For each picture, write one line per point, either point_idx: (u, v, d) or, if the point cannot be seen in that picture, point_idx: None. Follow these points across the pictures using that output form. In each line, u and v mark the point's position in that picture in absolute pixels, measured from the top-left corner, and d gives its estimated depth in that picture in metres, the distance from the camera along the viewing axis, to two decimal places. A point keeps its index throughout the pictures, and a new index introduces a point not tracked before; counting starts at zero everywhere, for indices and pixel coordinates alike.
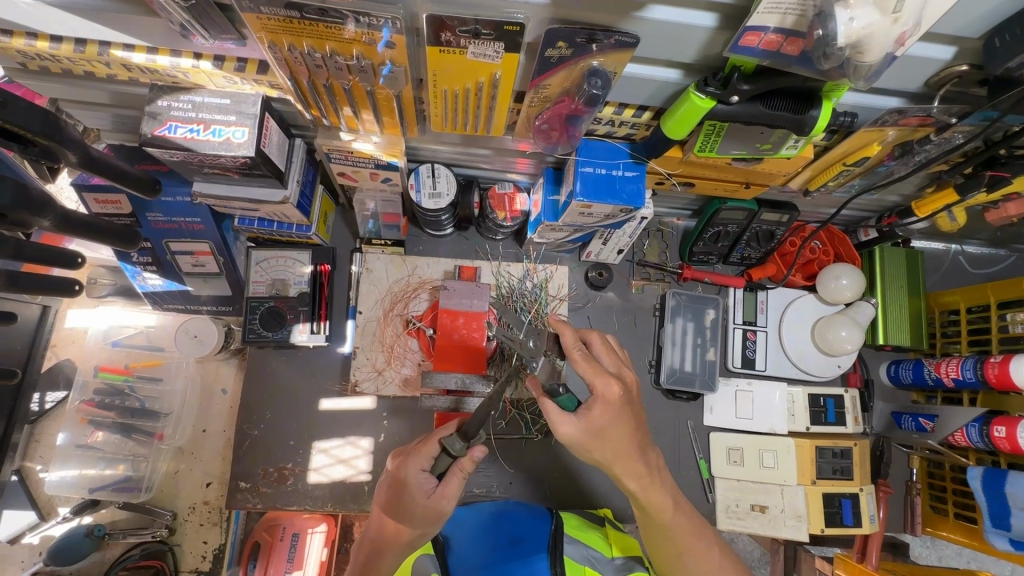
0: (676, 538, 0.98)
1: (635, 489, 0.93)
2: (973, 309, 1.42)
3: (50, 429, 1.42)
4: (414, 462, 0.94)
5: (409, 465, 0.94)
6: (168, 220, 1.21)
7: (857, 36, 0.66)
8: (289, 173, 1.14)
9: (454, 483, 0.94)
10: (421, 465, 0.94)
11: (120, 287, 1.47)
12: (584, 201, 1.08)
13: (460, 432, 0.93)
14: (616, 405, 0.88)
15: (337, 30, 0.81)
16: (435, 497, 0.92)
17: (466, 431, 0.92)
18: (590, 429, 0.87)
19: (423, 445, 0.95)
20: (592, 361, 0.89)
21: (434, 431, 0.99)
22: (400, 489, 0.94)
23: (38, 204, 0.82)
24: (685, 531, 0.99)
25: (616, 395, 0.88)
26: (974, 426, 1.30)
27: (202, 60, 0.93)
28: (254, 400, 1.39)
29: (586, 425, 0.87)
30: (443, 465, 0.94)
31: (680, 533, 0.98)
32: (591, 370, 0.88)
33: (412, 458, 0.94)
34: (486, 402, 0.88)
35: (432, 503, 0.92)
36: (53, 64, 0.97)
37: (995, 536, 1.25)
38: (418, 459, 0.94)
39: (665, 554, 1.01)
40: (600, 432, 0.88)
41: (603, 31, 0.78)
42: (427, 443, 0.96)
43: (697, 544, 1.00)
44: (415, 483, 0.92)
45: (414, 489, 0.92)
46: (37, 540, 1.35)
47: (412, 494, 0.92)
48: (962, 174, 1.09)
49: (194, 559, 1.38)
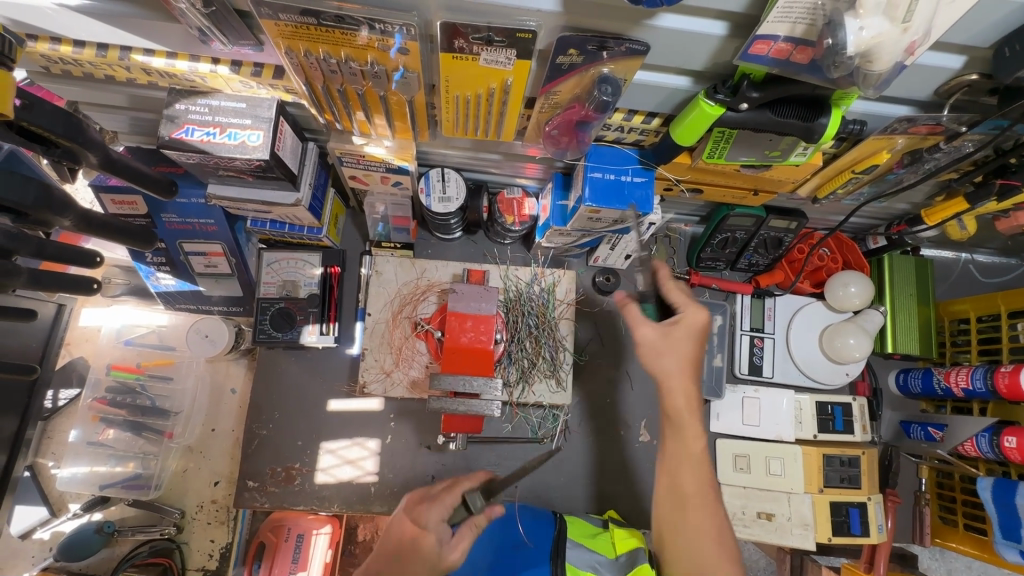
0: (690, 480, 0.94)
1: (678, 406, 0.97)
2: (983, 318, 1.41)
3: (62, 426, 1.44)
4: (434, 511, 1.00)
5: (430, 512, 0.99)
6: (183, 221, 1.23)
7: (867, 45, 0.67)
8: (302, 176, 1.16)
9: (466, 538, 0.96)
10: (441, 516, 0.99)
11: (133, 287, 1.50)
12: (593, 207, 1.09)
13: (480, 491, 1.04)
14: (684, 328, 1.00)
15: (352, 36, 0.82)
16: (448, 546, 0.93)
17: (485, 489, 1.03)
18: (667, 334, 1.00)
19: (444, 496, 1.03)
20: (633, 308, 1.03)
21: (456, 483, 1.08)
22: (410, 546, 0.92)
23: (59, 203, 0.84)
24: (694, 469, 0.95)
25: (701, 322, 1.02)
26: (985, 436, 1.28)
27: (220, 65, 0.95)
28: (263, 399, 1.41)
29: (663, 331, 1.00)
30: (459, 517, 1.01)
31: (696, 477, 0.94)
32: (636, 317, 1.03)
33: (433, 505, 1.01)
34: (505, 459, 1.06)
35: (446, 555, 0.92)
36: (75, 68, 0.99)
37: (1005, 548, 1.25)
38: (437, 508, 1.00)
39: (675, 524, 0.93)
40: (671, 343, 0.99)
41: (614, 39, 0.79)
42: (448, 494, 1.04)
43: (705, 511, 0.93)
44: (432, 530, 0.95)
45: (428, 538, 0.93)
46: (47, 536, 1.37)
47: (427, 543, 0.92)
48: (973, 183, 1.09)
49: (201, 558, 1.39)
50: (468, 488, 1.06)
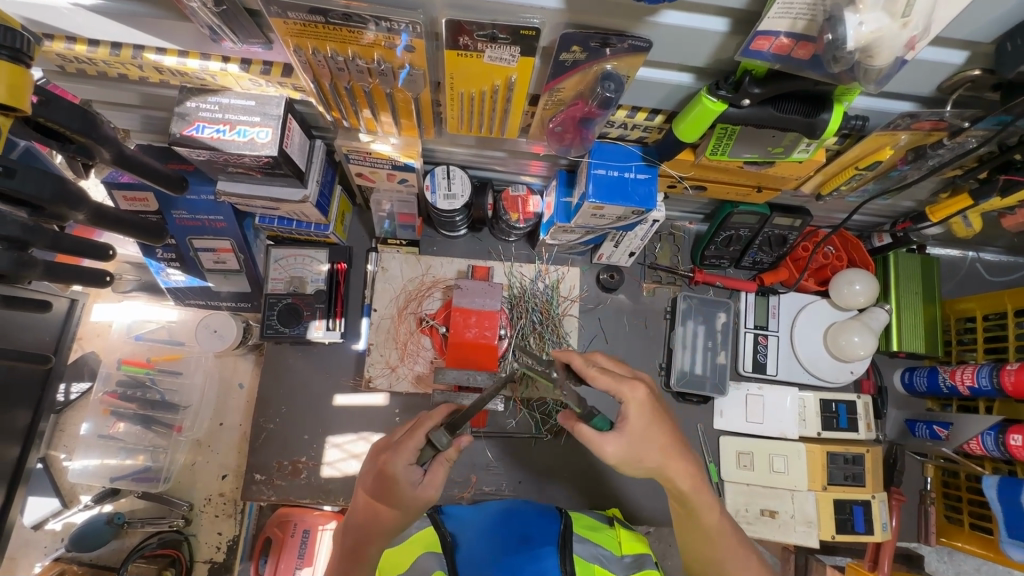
0: (722, 541, 0.98)
1: (684, 485, 0.93)
2: (989, 316, 1.40)
3: (74, 419, 1.47)
4: (400, 457, 0.94)
5: (396, 460, 0.94)
6: (193, 217, 1.25)
7: (866, 40, 0.67)
8: (309, 173, 1.17)
9: (440, 473, 0.96)
10: (408, 460, 0.94)
11: (144, 283, 1.53)
12: (596, 203, 1.10)
13: (446, 425, 0.95)
14: (643, 408, 0.89)
15: (360, 34, 0.84)
16: (423, 486, 0.94)
17: (452, 425, 0.95)
18: (631, 437, 0.88)
19: (408, 440, 0.95)
20: (583, 428, 0.89)
21: (420, 421, 0.99)
22: (389, 485, 0.93)
23: (75, 198, 0.86)
24: (728, 531, 0.99)
25: (645, 398, 0.90)
26: (990, 434, 1.27)
27: (230, 63, 0.97)
28: (270, 394, 1.42)
29: (626, 433, 0.88)
30: (428, 455, 0.96)
31: (727, 537, 0.98)
32: (591, 437, 0.87)
33: (399, 453, 0.94)
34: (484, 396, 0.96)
35: (422, 493, 0.94)
36: (89, 67, 1.01)
37: (1012, 547, 1.23)
38: (404, 454, 0.94)
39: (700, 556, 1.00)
40: (642, 442, 0.89)
41: (617, 35, 0.80)
42: (411, 438, 0.96)
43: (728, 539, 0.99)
44: (404, 477, 0.93)
45: (404, 483, 0.93)
46: (60, 526, 1.40)
47: (402, 488, 0.92)
48: (977, 180, 1.09)
49: (209, 549, 1.42)
50: (433, 424, 0.97)
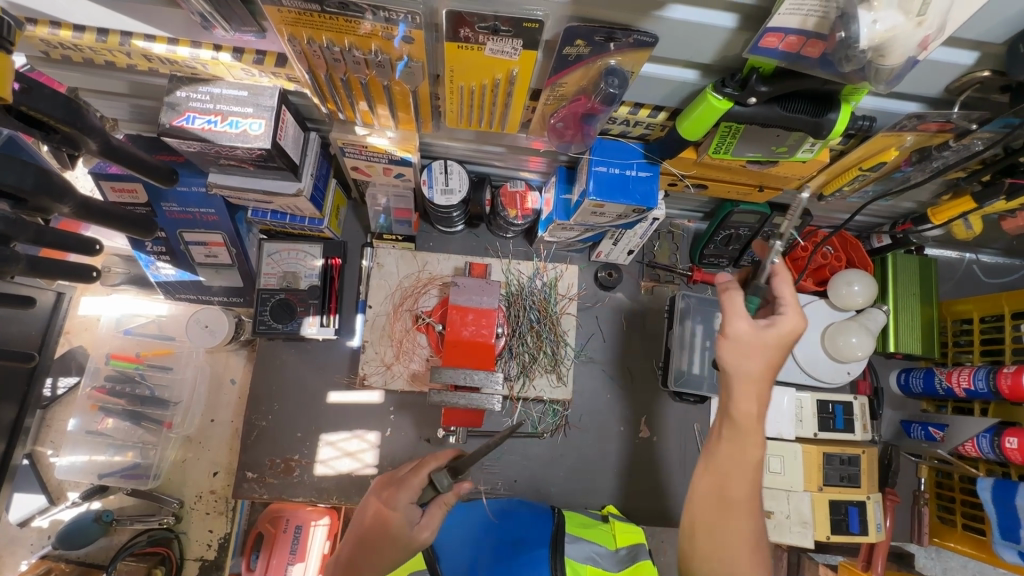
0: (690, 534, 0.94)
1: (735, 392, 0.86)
2: (986, 318, 1.40)
3: (61, 415, 1.43)
4: (402, 495, 0.94)
5: (398, 497, 0.94)
6: (183, 210, 1.22)
7: (881, 38, 0.66)
8: (304, 166, 1.15)
9: (437, 517, 0.94)
10: (410, 498, 0.94)
11: (133, 277, 1.49)
12: (597, 201, 1.08)
13: (449, 467, 0.97)
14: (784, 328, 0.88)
15: (357, 24, 0.81)
16: (419, 527, 0.92)
17: (455, 467, 0.98)
18: (757, 335, 0.87)
19: (412, 478, 0.96)
20: (736, 295, 0.88)
21: (423, 461, 1.01)
22: (387, 521, 0.91)
23: (58, 189, 0.83)
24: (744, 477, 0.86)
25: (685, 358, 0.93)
26: (985, 436, 1.27)
27: (222, 52, 0.94)
28: (262, 390, 1.40)
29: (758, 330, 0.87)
30: (428, 496, 0.97)
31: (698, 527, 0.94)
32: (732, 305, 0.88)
33: (401, 490, 0.94)
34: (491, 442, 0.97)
35: (417, 534, 0.91)
36: (75, 53, 0.98)
37: (1004, 548, 1.24)
38: (407, 491, 0.94)
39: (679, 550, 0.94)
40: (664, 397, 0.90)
41: (622, 30, 0.78)
42: (416, 475, 0.97)
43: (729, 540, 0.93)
44: (402, 515, 0.91)
45: (401, 520, 0.91)
46: (46, 524, 1.37)
47: (399, 527, 0.91)
48: (980, 182, 1.08)
49: (200, 548, 1.39)
50: (436, 465, 0.98)
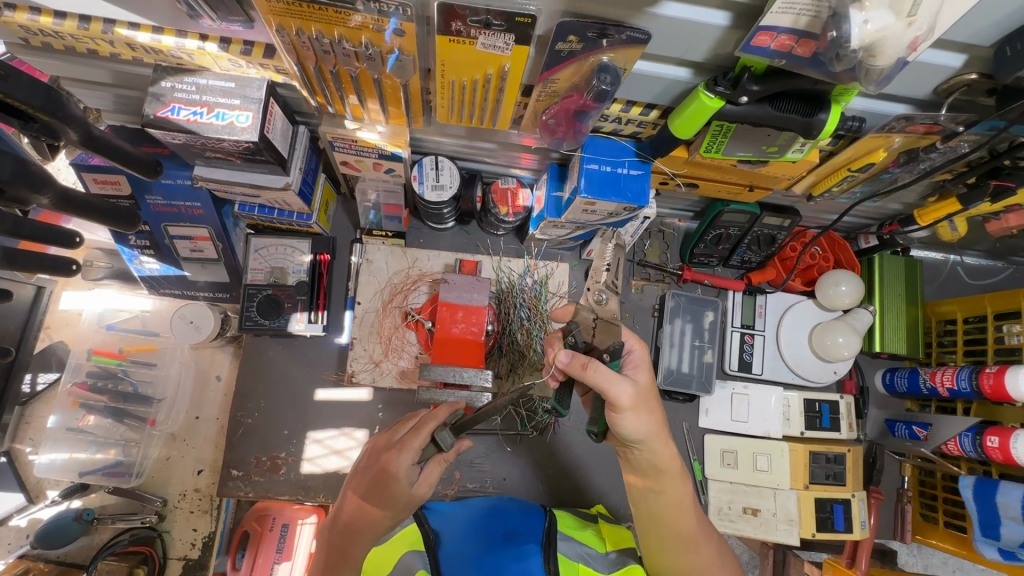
0: (681, 525, 0.97)
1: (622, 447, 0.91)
2: (969, 319, 1.42)
3: (41, 411, 1.40)
4: (403, 456, 0.91)
5: (399, 458, 0.91)
6: (167, 203, 1.19)
7: (871, 38, 0.66)
8: (292, 160, 1.13)
9: (435, 471, 0.96)
10: (412, 459, 0.91)
11: (116, 271, 1.46)
12: (588, 198, 1.07)
13: (453, 426, 0.94)
14: (642, 359, 0.97)
15: (347, 16, 0.80)
16: (419, 485, 0.93)
17: (459, 426, 0.94)
18: (639, 389, 0.89)
19: (414, 437, 0.92)
20: (599, 366, 0.86)
21: (423, 417, 0.97)
22: (387, 482, 0.91)
23: (38, 180, 0.82)
24: (689, 512, 0.97)
25: (641, 360, 0.97)
26: (968, 435, 1.30)
27: (208, 42, 0.92)
28: (248, 387, 1.38)
29: (636, 385, 0.89)
30: (428, 453, 0.95)
31: (686, 520, 0.97)
32: (604, 378, 0.85)
33: (403, 451, 0.91)
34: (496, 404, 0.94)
35: (416, 491, 0.93)
36: (56, 41, 0.95)
37: (985, 546, 1.27)
38: (409, 453, 0.91)
39: (666, 537, 0.98)
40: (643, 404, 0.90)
41: (615, 26, 0.77)
42: (416, 436, 0.93)
43: (702, 544, 0.98)
44: (404, 475, 0.90)
45: (402, 482, 0.90)
46: (24, 523, 1.34)
47: (400, 487, 0.90)
48: (966, 184, 1.09)
49: (184, 546, 1.37)
50: (438, 424, 0.94)
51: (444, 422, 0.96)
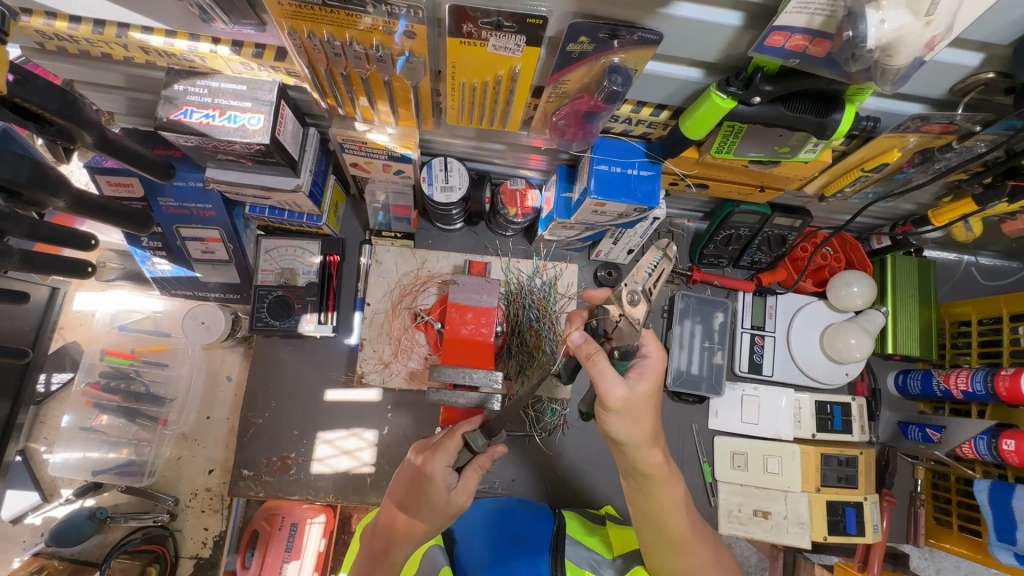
0: (678, 531, 0.98)
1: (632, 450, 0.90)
2: (984, 321, 1.40)
3: (56, 411, 1.41)
4: (440, 458, 0.92)
5: (435, 461, 0.92)
6: (180, 205, 1.20)
7: (888, 38, 0.65)
8: (302, 162, 1.13)
9: (473, 479, 0.95)
10: (446, 463, 0.92)
11: (128, 272, 1.48)
12: (598, 199, 1.07)
13: (483, 428, 0.91)
14: (652, 370, 0.91)
15: (360, 18, 0.80)
16: (456, 492, 0.92)
17: (489, 429, 0.90)
18: (634, 395, 0.88)
19: (448, 442, 0.93)
20: (601, 361, 0.86)
21: (457, 425, 0.98)
22: (423, 485, 0.92)
23: (53, 183, 0.83)
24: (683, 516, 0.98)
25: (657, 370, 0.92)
26: (983, 438, 1.28)
27: (220, 45, 0.92)
28: (259, 387, 1.39)
29: (631, 391, 0.87)
30: (464, 459, 0.93)
31: (681, 525, 0.98)
32: (601, 373, 0.86)
33: (439, 455, 0.92)
34: (516, 403, 0.87)
35: (454, 498, 0.92)
36: (71, 45, 0.96)
37: (1000, 550, 1.25)
38: (443, 457, 0.92)
39: (662, 545, 0.99)
40: (636, 412, 0.89)
41: (626, 27, 0.77)
42: (451, 440, 0.94)
43: (696, 548, 1.00)
44: (440, 480, 0.91)
45: (437, 486, 0.91)
46: (39, 521, 1.35)
47: (436, 491, 0.91)
48: (982, 184, 1.08)
49: (195, 545, 1.38)
50: (470, 428, 0.93)
51: (477, 427, 0.95)
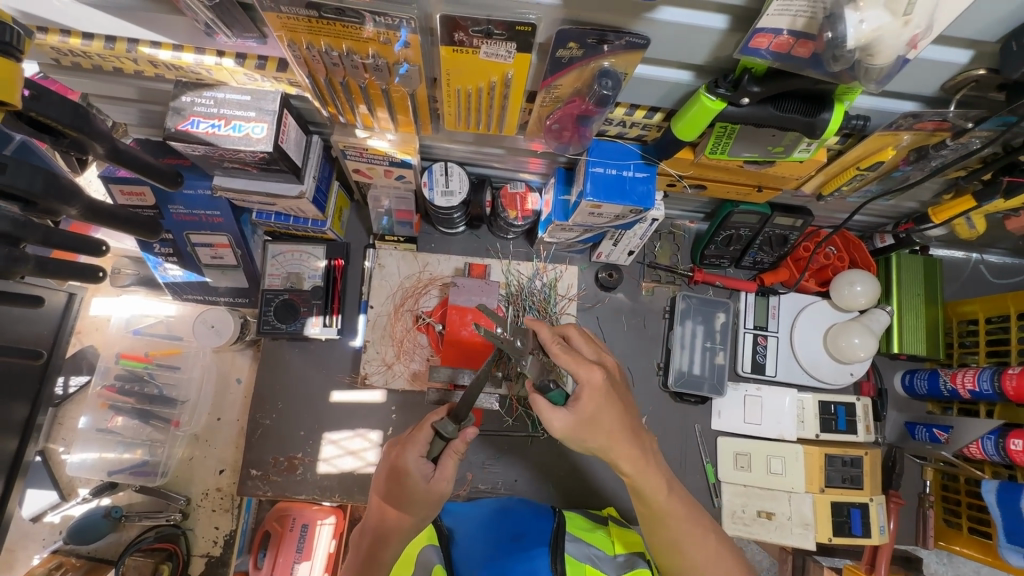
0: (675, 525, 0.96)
1: (625, 448, 0.92)
2: (992, 319, 1.39)
3: (73, 413, 1.46)
4: (412, 450, 0.95)
5: (407, 454, 0.95)
6: (189, 212, 1.25)
7: (867, 37, 0.67)
8: (306, 168, 1.17)
9: (450, 466, 0.95)
10: (419, 453, 0.95)
11: (143, 278, 1.53)
12: (594, 201, 1.08)
13: (451, 415, 0.97)
14: (585, 398, 0.89)
15: (356, 30, 0.83)
16: (435, 480, 0.93)
17: (455, 413, 0.96)
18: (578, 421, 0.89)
19: (417, 433, 0.97)
20: (537, 402, 0.91)
21: (425, 417, 1.01)
22: (401, 478, 0.94)
23: (66, 192, 0.87)
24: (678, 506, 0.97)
25: (600, 381, 0.90)
26: (990, 438, 1.26)
27: (225, 58, 0.96)
28: (266, 389, 1.42)
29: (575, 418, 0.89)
30: (438, 448, 0.96)
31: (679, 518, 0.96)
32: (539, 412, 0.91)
33: (408, 447, 0.96)
34: (471, 386, 0.92)
35: (434, 487, 0.93)
36: (85, 60, 1.00)
37: (1010, 552, 1.22)
38: (414, 447, 0.95)
39: (660, 540, 0.98)
40: (591, 424, 0.90)
41: (614, 32, 0.78)
42: (420, 431, 0.98)
43: (696, 536, 0.97)
44: (415, 470, 0.93)
45: (414, 477, 0.93)
46: (58, 520, 1.40)
47: (413, 482, 0.93)
48: (981, 181, 1.07)
49: (206, 544, 1.41)
50: (438, 416, 0.98)
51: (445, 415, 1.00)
